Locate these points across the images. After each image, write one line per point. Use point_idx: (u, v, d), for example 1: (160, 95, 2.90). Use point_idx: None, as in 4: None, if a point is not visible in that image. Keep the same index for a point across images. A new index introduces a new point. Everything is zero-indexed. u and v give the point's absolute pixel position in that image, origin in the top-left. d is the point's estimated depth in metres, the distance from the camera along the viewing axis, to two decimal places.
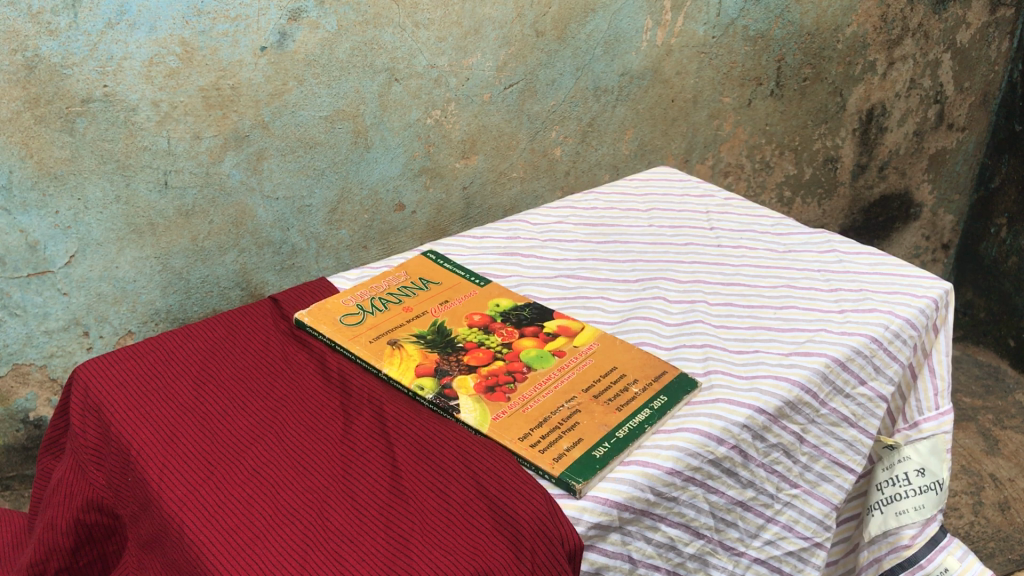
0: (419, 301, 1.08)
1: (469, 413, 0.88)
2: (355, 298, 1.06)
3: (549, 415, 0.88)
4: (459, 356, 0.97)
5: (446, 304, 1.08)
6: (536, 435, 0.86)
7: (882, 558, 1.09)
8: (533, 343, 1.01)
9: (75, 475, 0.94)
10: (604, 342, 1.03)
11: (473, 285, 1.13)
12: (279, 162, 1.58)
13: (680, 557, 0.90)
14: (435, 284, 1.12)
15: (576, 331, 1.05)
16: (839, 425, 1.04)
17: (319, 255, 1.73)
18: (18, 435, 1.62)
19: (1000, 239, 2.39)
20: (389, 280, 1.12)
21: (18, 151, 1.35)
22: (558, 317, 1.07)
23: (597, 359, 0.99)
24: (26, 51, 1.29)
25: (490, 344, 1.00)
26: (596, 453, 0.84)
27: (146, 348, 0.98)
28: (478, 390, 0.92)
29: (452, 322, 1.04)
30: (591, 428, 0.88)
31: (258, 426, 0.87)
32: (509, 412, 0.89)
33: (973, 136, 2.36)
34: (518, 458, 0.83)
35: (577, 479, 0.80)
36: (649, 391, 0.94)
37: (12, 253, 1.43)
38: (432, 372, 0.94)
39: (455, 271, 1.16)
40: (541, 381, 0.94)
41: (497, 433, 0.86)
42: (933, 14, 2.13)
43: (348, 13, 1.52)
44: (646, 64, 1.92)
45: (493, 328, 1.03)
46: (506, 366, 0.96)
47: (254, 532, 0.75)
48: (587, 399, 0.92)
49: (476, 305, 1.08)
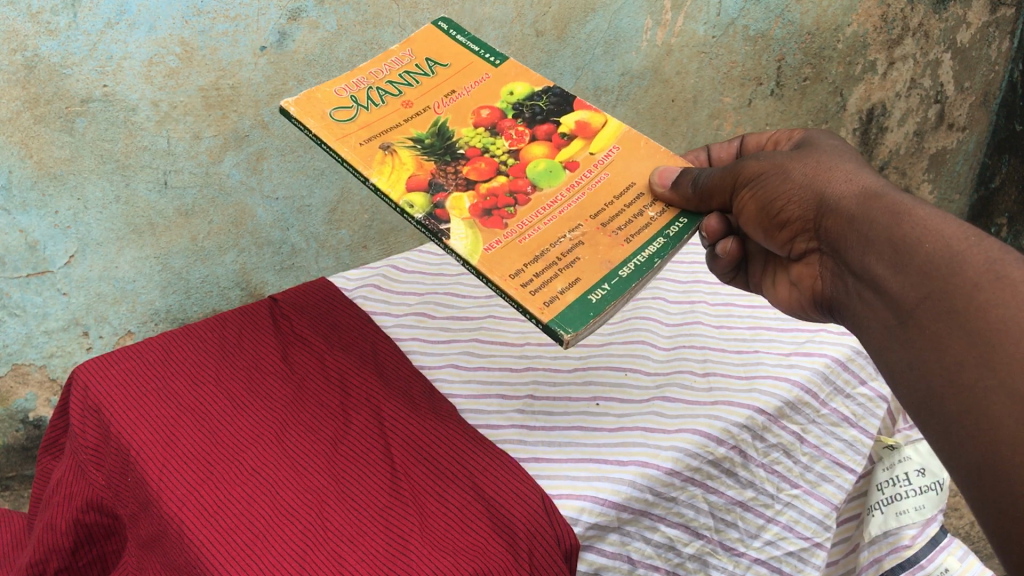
0: (422, 96, 0.94)
1: (459, 240, 0.81)
2: (349, 86, 0.93)
3: (548, 248, 0.82)
4: (457, 168, 0.88)
5: (451, 98, 0.94)
6: (529, 274, 0.79)
7: (882, 559, 1.06)
8: (545, 151, 0.90)
9: (75, 474, 0.93)
10: (625, 147, 0.93)
11: (484, 65, 0.98)
12: (279, 162, 1.58)
13: (679, 557, 0.91)
14: (442, 67, 0.98)
15: (595, 131, 0.93)
16: (840, 426, 1.04)
17: (319, 255, 1.73)
18: (18, 435, 1.60)
19: (1000, 240, 2.36)
20: (392, 62, 0.97)
21: (18, 151, 1.35)
22: (579, 108, 0.95)
23: (613, 173, 0.90)
24: (25, 51, 1.29)
25: (495, 151, 0.90)
26: (591, 298, 0.78)
27: (146, 348, 0.96)
28: (473, 213, 0.84)
29: (457, 121, 0.92)
30: (592, 265, 0.81)
31: (257, 425, 0.87)
32: (504, 242, 0.82)
33: (974, 136, 2.34)
34: (506, 296, 0.78)
35: (565, 329, 0.75)
36: (666, 215, 0.87)
37: (12, 253, 1.42)
38: (424, 187, 0.85)
39: (470, 49, 1.00)
40: (546, 205, 0.86)
41: (487, 267, 0.79)
42: (934, 14, 2.09)
43: (348, 13, 1.52)
44: (646, 64, 1.90)
45: (501, 129, 0.92)
46: (508, 184, 0.87)
47: (254, 532, 0.76)
48: (593, 227, 0.84)
49: (486, 95, 0.95)
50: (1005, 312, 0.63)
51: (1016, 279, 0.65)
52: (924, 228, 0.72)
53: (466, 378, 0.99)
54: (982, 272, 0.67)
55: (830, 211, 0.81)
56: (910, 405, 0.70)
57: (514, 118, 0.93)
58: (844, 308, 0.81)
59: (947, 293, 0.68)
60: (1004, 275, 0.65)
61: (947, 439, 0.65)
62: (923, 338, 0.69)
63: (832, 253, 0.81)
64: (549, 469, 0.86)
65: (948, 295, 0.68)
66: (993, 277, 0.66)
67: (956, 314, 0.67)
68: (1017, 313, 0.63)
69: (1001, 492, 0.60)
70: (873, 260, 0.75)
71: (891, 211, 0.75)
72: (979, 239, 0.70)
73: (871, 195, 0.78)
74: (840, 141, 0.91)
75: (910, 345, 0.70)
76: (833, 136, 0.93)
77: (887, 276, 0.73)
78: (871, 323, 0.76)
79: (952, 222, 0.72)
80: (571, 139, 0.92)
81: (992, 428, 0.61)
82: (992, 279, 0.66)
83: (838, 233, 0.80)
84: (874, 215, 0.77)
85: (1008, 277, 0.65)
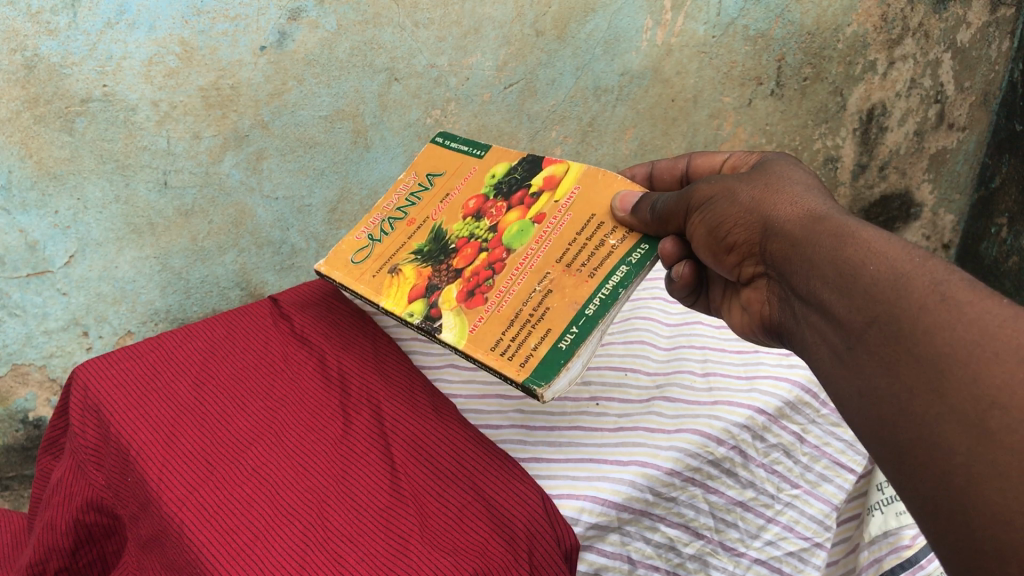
0: (423, 209, 0.97)
1: (449, 331, 0.83)
2: (366, 227, 0.97)
3: (521, 309, 0.82)
4: (449, 263, 0.90)
5: (445, 201, 0.97)
6: (507, 339, 0.80)
7: (882, 559, 1.05)
8: (517, 215, 0.91)
9: (75, 475, 0.93)
10: (587, 186, 0.91)
11: (472, 159, 1.00)
12: (279, 162, 1.57)
13: (679, 557, 0.91)
14: (439, 177, 1.00)
15: (560, 179, 0.93)
16: (840, 425, 1.03)
17: (319, 255, 1.71)
18: (18, 435, 1.60)
19: (1000, 240, 2.30)
20: (399, 190, 1.00)
21: (18, 151, 1.36)
22: (546, 164, 0.95)
23: (577, 212, 0.89)
24: (25, 51, 1.31)
25: (478, 235, 0.92)
26: (562, 344, 0.78)
27: (146, 348, 0.96)
28: (460, 300, 0.86)
29: (450, 221, 0.95)
30: (561, 311, 0.81)
31: (257, 424, 0.87)
32: (487, 317, 0.83)
33: (973, 136, 2.29)
34: (489, 368, 0.79)
35: (539, 384, 0.75)
36: (628, 241, 0.86)
37: (12, 253, 1.43)
38: (424, 292, 0.88)
39: (461, 150, 1.01)
40: (519, 266, 0.87)
41: (472, 346, 0.81)
42: (933, 14, 2.07)
43: (348, 13, 1.52)
44: (646, 64, 1.90)
45: (483, 211, 0.94)
46: (488, 260, 0.89)
47: (253, 532, 0.76)
48: (559, 272, 0.85)
49: (475, 189, 0.97)
50: (951, 335, 0.59)
51: (960, 300, 0.60)
52: (868, 251, 0.67)
53: (466, 377, 0.99)
54: (927, 291, 0.62)
55: (775, 235, 0.77)
56: (866, 434, 0.65)
57: (494, 196, 0.95)
58: (794, 335, 0.76)
59: (894, 318, 0.63)
60: (950, 297, 0.61)
61: (901, 468, 0.60)
62: (870, 367, 0.64)
63: (779, 278, 0.77)
64: (549, 469, 0.88)
65: (894, 320, 0.63)
66: (939, 298, 0.61)
67: (902, 341, 0.61)
68: (964, 336, 0.58)
69: (958, 523, 0.55)
70: (817, 286, 0.70)
71: (834, 234, 0.71)
72: (925, 259, 0.65)
73: (816, 217, 0.74)
74: (795, 161, 0.87)
75: (861, 374, 0.64)
76: (789, 155, 0.89)
77: (834, 301, 0.68)
78: (821, 350, 0.70)
79: (896, 243, 0.67)
80: (539, 195, 0.92)
81: (944, 457, 0.56)
82: (937, 301, 0.61)
83: (784, 258, 0.75)
84: (817, 238, 0.72)
85: (955, 298, 0.60)
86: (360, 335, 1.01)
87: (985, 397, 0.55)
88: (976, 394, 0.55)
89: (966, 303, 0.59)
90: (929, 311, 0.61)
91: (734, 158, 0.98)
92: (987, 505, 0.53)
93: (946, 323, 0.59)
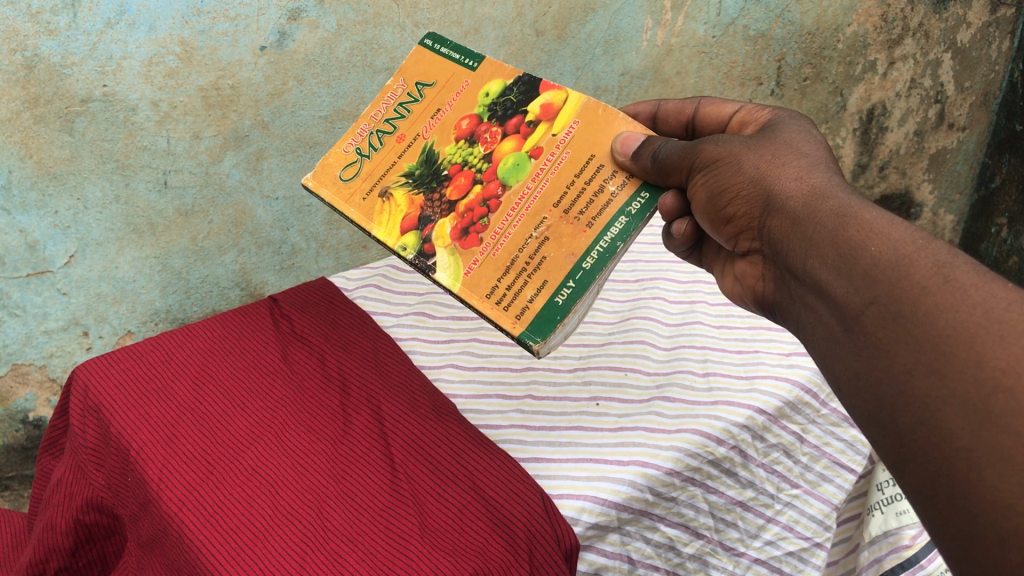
0: (413, 125, 0.91)
1: (444, 271, 0.84)
2: (353, 139, 0.91)
3: (516, 256, 0.83)
4: (442, 193, 0.87)
5: (436, 117, 0.91)
6: (503, 287, 0.82)
7: (882, 559, 1.05)
8: (513, 145, 0.88)
9: (75, 475, 0.93)
10: (588, 119, 0.87)
11: (464, 70, 0.92)
12: (279, 162, 1.58)
13: (679, 557, 0.91)
14: (430, 87, 0.93)
15: (558, 110, 0.88)
16: (839, 425, 1.03)
17: (319, 255, 1.72)
18: (18, 435, 1.60)
19: (1000, 239, 2.28)
20: (387, 98, 0.93)
21: (18, 151, 1.36)
22: (544, 89, 0.89)
23: (576, 149, 0.86)
24: (25, 51, 1.30)
25: (472, 162, 0.88)
26: (557, 300, 0.80)
27: (145, 348, 0.96)
28: (454, 238, 0.85)
29: (442, 141, 0.90)
30: (557, 262, 0.82)
31: (257, 424, 0.87)
32: (481, 261, 0.84)
33: (974, 136, 2.29)
34: (484, 317, 0.81)
35: (535, 339, 0.78)
36: (628, 189, 0.84)
37: (12, 253, 1.42)
38: (416, 223, 0.86)
39: (452, 58, 0.93)
40: (515, 204, 0.85)
41: (467, 292, 0.82)
42: (934, 14, 2.07)
43: (348, 13, 1.52)
44: (646, 64, 1.90)
45: (478, 135, 0.89)
46: (482, 193, 0.86)
47: (254, 532, 0.76)
48: (557, 219, 0.84)
49: (468, 105, 0.91)
50: (955, 317, 0.59)
51: (965, 283, 0.60)
52: (870, 231, 0.67)
53: (466, 378, 1.00)
54: (929, 274, 0.62)
55: (776, 211, 0.77)
56: (862, 419, 0.65)
57: (488, 119, 0.90)
58: (788, 312, 0.77)
59: (894, 297, 0.62)
60: (953, 279, 0.61)
61: (899, 454, 0.60)
62: (866, 342, 0.64)
63: (774, 255, 0.77)
64: (549, 469, 0.88)
65: (894, 299, 0.62)
66: (942, 281, 0.61)
67: (903, 321, 0.61)
68: (968, 320, 0.58)
69: (958, 508, 0.55)
70: (816, 264, 0.70)
71: (836, 213, 0.71)
72: (927, 242, 0.64)
73: (820, 194, 0.74)
74: (807, 128, 0.86)
75: (860, 353, 0.64)
76: (800, 119, 0.88)
77: (830, 279, 0.68)
78: (815, 330, 0.71)
79: (899, 225, 0.67)
80: (536, 125, 0.88)
81: (945, 441, 0.56)
82: (940, 283, 0.61)
83: (783, 235, 0.75)
84: (819, 217, 0.72)
85: (959, 281, 0.60)
86: (359, 334, 1.01)
87: (993, 382, 0.55)
88: (980, 377, 0.56)
89: (971, 286, 0.59)
90: (935, 294, 0.61)
91: (745, 110, 0.97)
92: (991, 494, 0.53)
93: (948, 305, 0.60)
